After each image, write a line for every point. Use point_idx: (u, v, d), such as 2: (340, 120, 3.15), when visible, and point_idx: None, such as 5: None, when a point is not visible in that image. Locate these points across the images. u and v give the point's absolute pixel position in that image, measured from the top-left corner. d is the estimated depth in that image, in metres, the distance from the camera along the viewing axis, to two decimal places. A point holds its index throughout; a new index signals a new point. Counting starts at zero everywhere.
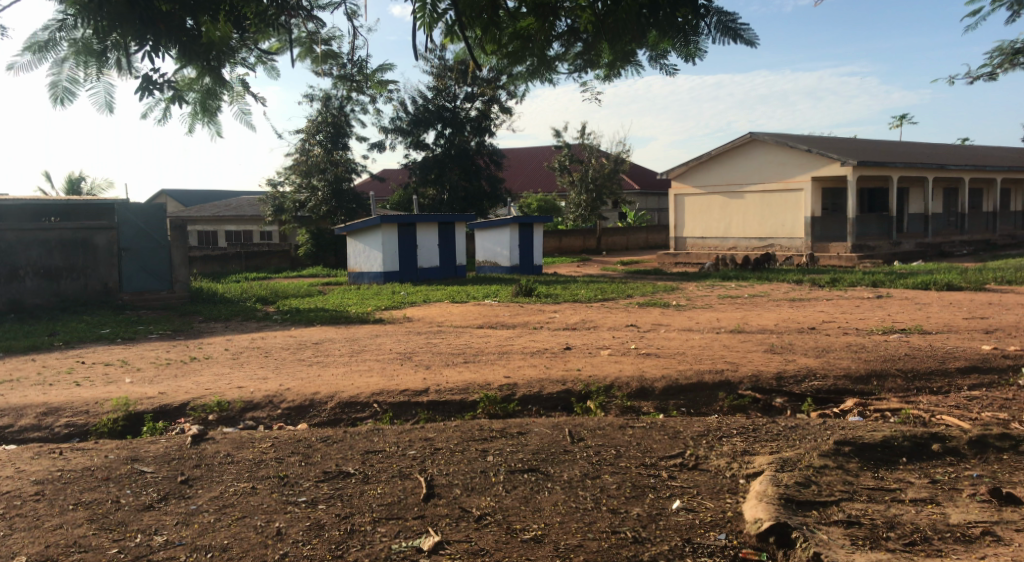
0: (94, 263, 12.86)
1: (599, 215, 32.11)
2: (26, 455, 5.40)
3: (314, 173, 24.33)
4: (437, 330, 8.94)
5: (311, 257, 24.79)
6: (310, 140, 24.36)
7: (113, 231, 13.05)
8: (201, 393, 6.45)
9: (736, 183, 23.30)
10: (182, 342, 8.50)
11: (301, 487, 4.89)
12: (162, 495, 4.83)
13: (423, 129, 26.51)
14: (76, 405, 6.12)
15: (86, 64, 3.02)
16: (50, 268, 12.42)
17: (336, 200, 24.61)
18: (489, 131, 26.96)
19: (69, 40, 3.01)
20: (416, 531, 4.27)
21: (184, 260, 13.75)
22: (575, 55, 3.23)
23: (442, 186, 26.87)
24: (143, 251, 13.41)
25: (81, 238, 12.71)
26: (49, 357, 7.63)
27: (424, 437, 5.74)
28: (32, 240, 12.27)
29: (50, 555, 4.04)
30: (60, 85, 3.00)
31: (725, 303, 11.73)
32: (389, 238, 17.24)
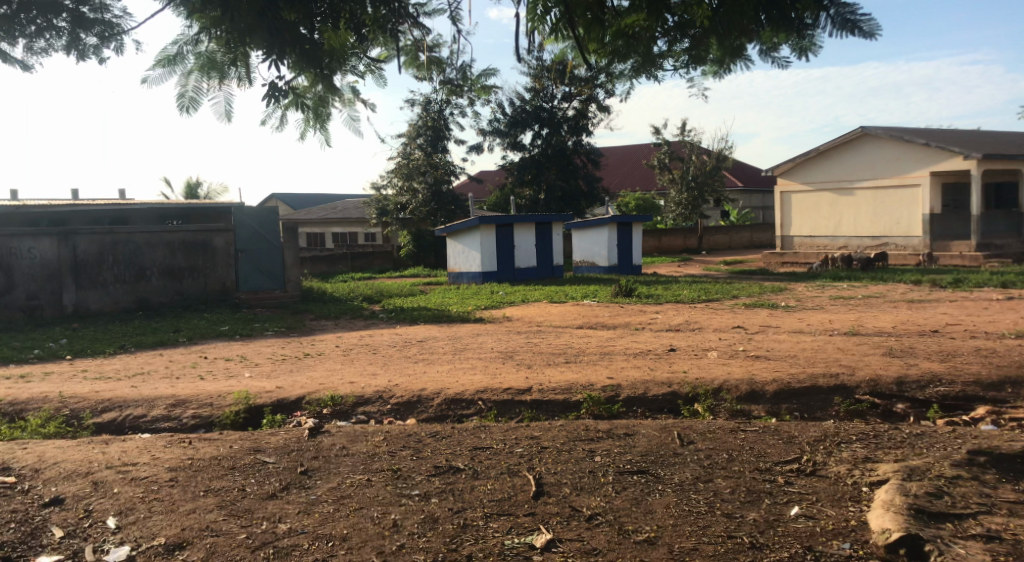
0: (213, 265, 13.44)
1: (701, 214, 31.54)
2: (161, 443, 5.82)
3: (415, 176, 25.04)
4: (539, 330, 8.97)
5: (412, 258, 25.24)
6: (411, 144, 25.21)
7: (230, 233, 13.60)
8: (316, 388, 6.67)
9: (845, 180, 22.51)
10: (295, 339, 8.82)
11: (414, 480, 5.23)
12: (284, 484, 5.26)
13: (520, 130, 26.66)
14: (201, 397, 6.42)
15: (208, 76, 3.40)
16: (174, 268, 13.08)
17: (435, 202, 25.10)
18: (587, 131, 26.93)
19: (196, 53, 3.41)
20: (528, 528, 4.47)
21: (296, 260, 14.01)
22: (682, 51, 3.26)
23: (539, 186, 27.06)
24: (258, 251, 13.88)
25: (201, 240, 13.30)
26: (176, 352, 8.05)
27: (531, 435, 5.89)
28: (157, 242, 12.95)
29: (187, 537, 4.53)
30: (186, 94, 3.39)
31: (838, 304, 11.30)
32: (488, 240, 17.42)
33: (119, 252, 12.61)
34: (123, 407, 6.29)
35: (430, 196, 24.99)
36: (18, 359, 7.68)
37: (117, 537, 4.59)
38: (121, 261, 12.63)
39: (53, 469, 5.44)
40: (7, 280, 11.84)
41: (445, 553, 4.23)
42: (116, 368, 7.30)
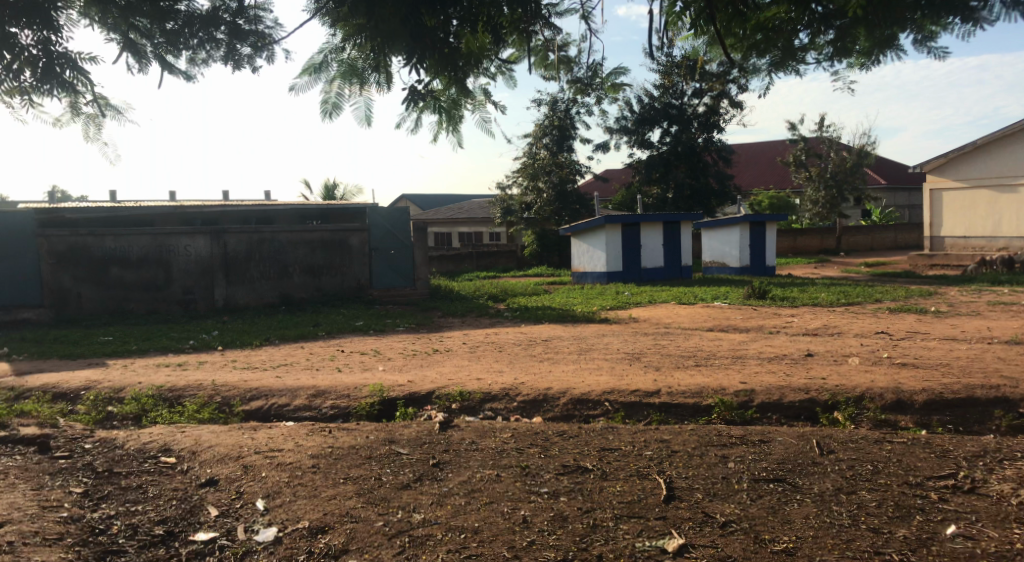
0: (349, 263, 14.05)
1: (840, 213, 30.23)
2: (304, 431, 6.14)
3: (540, 175, 25.26)
4: (667, 331, 8.84)
5: (536, 257, 25.84)
6: (537, 144, 25.32)
7: (365, 232, 14.11)
8: (445, 383, 6.85)
9: (1006, 176, 20.81)
10: (424, 335, 9.11)
11: (543, 478, 5.27)
12: (417, 476, 5.43)
13: (648, 128, 26.32)
14: (339, 389, 6.72)
15: (349, 81, 4.15)
16: (314, 266, 13.78)
17: (560, 202, 25.17)
18: (718, 127, 26.24)
19: (337, 62, 4.14)
20: (659, 531, 4.44)
21: (425, 260, 14.40)
22: (826, 41, 3.84)
23: (667, 184, 26.71)
24: (389, 252, 14.25)
25: (338, 239, 13.93)
26: (315, 345, 8.49)
27: (661, 438, 5.78)
28: (298, 241, 13.65)
29: (329, 522, 4.80)
30: (330, 100, 4.17)
31: (997, 310, 10.43)
32: (613, 239, 17.43)
33: (264, 251, 13.39)
34: (269, 395, 6.68)
35: (555, 197, 25.07)
36: (178, 348, 8.36)
37: (265, 518, 4.94)
38: (266, 258, 13.40)
39: (210, 451, 5.86)
40: (167, 274, 12.86)
41: (576, 553, 4.28)
42: (262, 359, 7.78)
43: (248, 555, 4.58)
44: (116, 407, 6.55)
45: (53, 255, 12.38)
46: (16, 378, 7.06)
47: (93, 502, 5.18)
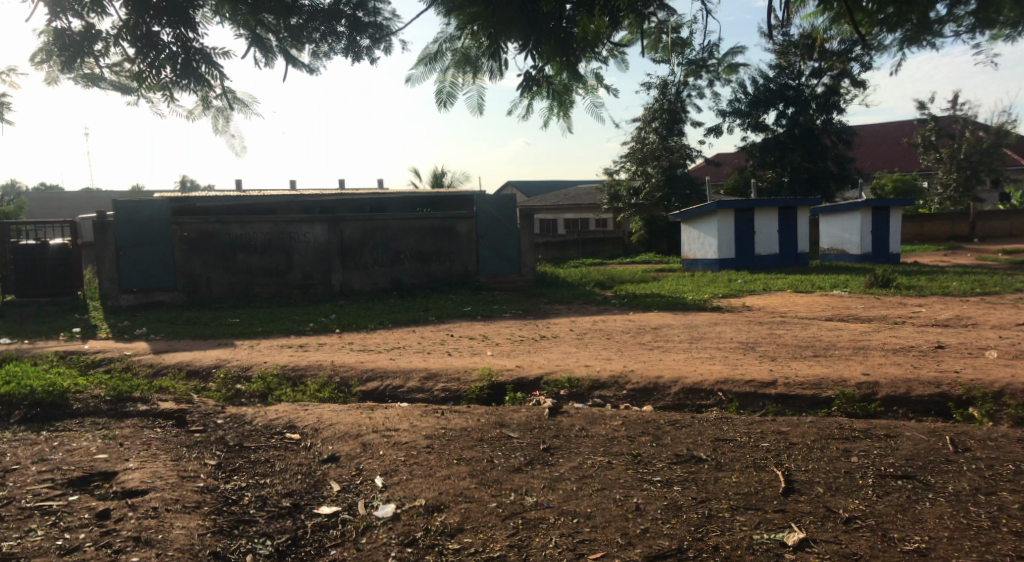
0: (457, 250, 14.35)
1: (974, 197, 28.33)
2: (417, 412, 6.32)
3: (649, 160, 25.23)
4: (783, 321, 8.55)
5: (643, 244, 25.92)
6: (646, 128, 25.27)
7: (473, 220, 14.38)
8: (553, 369, 6.90)
9: None
10: (531, 321, 9.19)
11: (656, 467, 5.22)
12: (529, 459, 5.49)
13: (762, 110, 25.23)
14: (450, 372, 6.88)
15: (463, 71, 4.19)
16: (423, 252, 14.13)
17: (669, 187, 25.08)
18: (838, 108, 25.14)
19: (451, 51, 4.15)
20: (778, 524, 4.33)
21: (531, 246, 14.55)
22: (967, 13, 3.58)
23: (783, 168, 25.90)
24: (496, 238, 14.52)
25: (447, 226, 14.26)
26: (426, 329, 8.73)
27: (777, 430, 5.62)
28: (409, 228, 14.02)
29: (444, 501, 4.93)
30: (444, 90, 4.18)
31: None
32: (725, 225, 17.44)
33: (378, 238, 13.81)
34: (383, 377, 6.92)
35: (664, 181, 25.01)
36: (298, 330, 8.77)
37: (384, 495, 5.12)
38: (379, 245, 13.83)
39: (331, 429, 6.11)
40: (289, 260, 13.38)
41: (691, 542, 4.23)
42: (377, 342, 8.07)
43: (369, 529, 4.75)
44: (244, 385, 6.94)
45: (185, 242, 12.90)
46: (155, 356, 7.60)
47: (225, 474, 5.51)
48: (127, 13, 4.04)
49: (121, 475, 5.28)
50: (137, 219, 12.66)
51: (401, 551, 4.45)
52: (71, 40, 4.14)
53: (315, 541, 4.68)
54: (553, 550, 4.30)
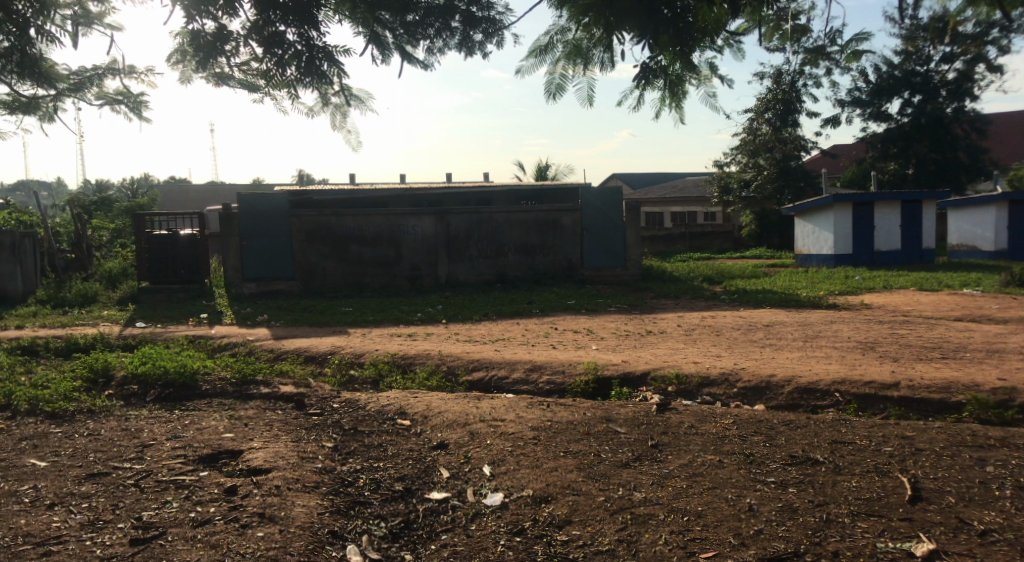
0: (562, 242, 14.46)
1: None
2: (523, 404, 6.36)
3: (762, 152, 24.73)
4: (906, 320, 8.16)
5: (753, 238, 25.53)
6: (759, 119, 24.48)
7: (577, 212, 14.42)
8: (660, 364, 6.82)
9: None
10: (637, 316, 9.11)
11: (770, 467, 5.08)
12: (637, 455, 5.44)
13: (886, 98, 24.24)
14: (555, 364, 6.90)
15: (573, 62, 4.22)
16: (529, 245, 14.31)
17: (783, 179, 24.34)
18: (970, 95, 23.58)
19: (563, 42, 4.20)
20: (904, 533, 4.14)
21: (637, 239, 14.52)
22: None
23: (907, 160, 24.93)
24: (601, 230, 14.48)
25: (552, 219, 14.38)
26: (530, 322, 8.80)
27: (901, 434, 5.35)
28: (515, 221, 14.23)
29: (552, 493, 4.95)
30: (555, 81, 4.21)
31: None
32: (842, 218, 17.13)
33: (484, 231, 14.11)
34: (489, 367, 7.03)
35: (777, 173, 24.26)
36: (407, 320, 9.03)
37: (492, 483, 5.18)
38: (485, 238, 14.13)
39: (439, 417, 6.23)
40: (398, 252, 13.74)
41: (809, 546, 4.11)
42: (482, 333, 8.20)
43: (478, 516, 4.83)
44: (356, 370, 7.20)
45: (303, 234, 13.37)
46: (275, 342, 7.98)
47: (342, 456, 5.71)
48: (257, 12, 4.09)
49: (247, 454, 5.54)
50: (258, 209, 13.11)
51: (511, 539, 4.53)
52: (205, 41, 4.20)
53: (427, 525, 4.82)
54: (664, 547, 4.25)
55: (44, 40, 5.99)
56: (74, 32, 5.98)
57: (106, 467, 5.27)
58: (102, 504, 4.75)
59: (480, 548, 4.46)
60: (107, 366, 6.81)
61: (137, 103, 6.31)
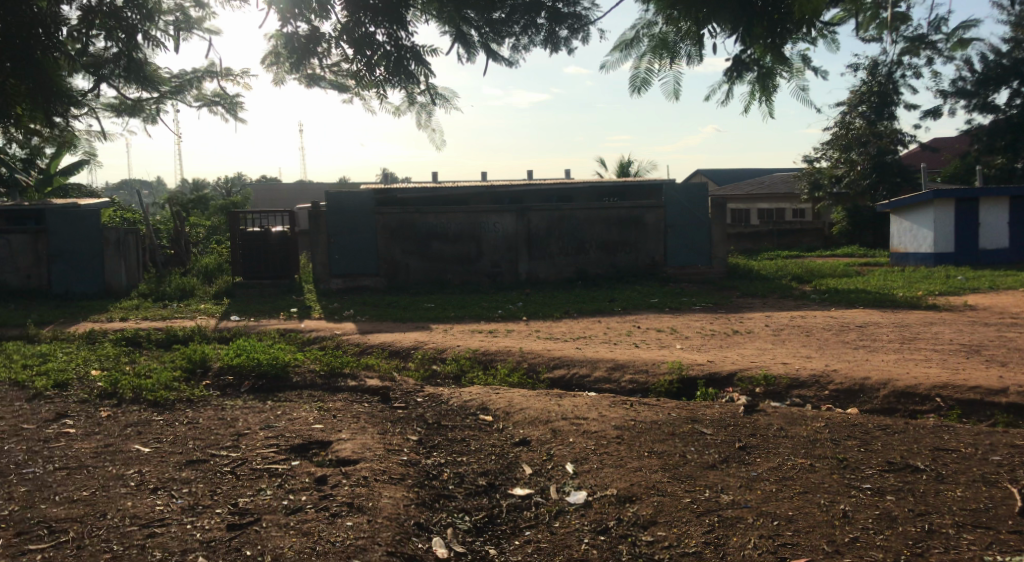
0: (644, 239, 14.32)
1: None
2: (605, 403, 6.31)
3: (854, 147, 23.90)
4: (1015, 323, 7.72)
5: (844, 235, 24.71)
6: (852, 112, 23.92)
7: (661, 209, 14.27)
8: (747, 365, 6.67)
9: None
10: (723, 315, 8.94)
11: (865, 474, 4.89)
12: (724, 457, 5.32)
13: (993, 89, 23.12)
14: (638, 363, 6.84)
15: (661, 56, 3.54)
16: (610, 242, 14.23)
17: (877, 174, 23.51)
18: None
19: (648, 36, 3.56)
20: (1014, 548, 3.92)
21: (723, 236, 14.31)
22: None
23: (1016, 154, 23.57)
24: (687, 228, 14.31)
25: (634, 216, 14.24)
26: (612, 320, 8.75)
27: (1010, 443, 5.07)
28: (596, 218, 14.17)
29: (636, 493, 4.89)
30: (640, 77, 3.55)
31: None
32: (943, 216, 16.50)
33: (565, 228, 14.08)
34: (570, 365, 7.03)
35: (872, 168, 23.46)
36: (488, 317, 9.12)
37: (575, 481, 5.17)
38: (566, 235, 14.10)
39: (521, 413, 6.25)
40: (478, 249, 13.88)
41: (910, 556, 3.94)
42: (563, 331, 8.20)
43: (561, 513, 4.83)
44: (439, 365, 7.31)
45: (386, 231, 13.63)
46: (360, 336, 8.17)
47: (426, 450, 5.79)
48: (348, 15, 4.07)
49: (335, 445, 5.67)
50: (345, 208, 13.44)
51: (595, 537, 4.50)
52: (300, 45, 4.22)
53: (510, 521, 4.84)
54: (753, 552, 4.14)
55: (150, 45, 6.22)
56: (176, 37, 6.17)
57: (204, 454, 5.50)
58: (201, 490, 4.93)
59: (564, 545, 4.46)
60: (205, 357, 7.12)
61: (233, 103, 6.53)
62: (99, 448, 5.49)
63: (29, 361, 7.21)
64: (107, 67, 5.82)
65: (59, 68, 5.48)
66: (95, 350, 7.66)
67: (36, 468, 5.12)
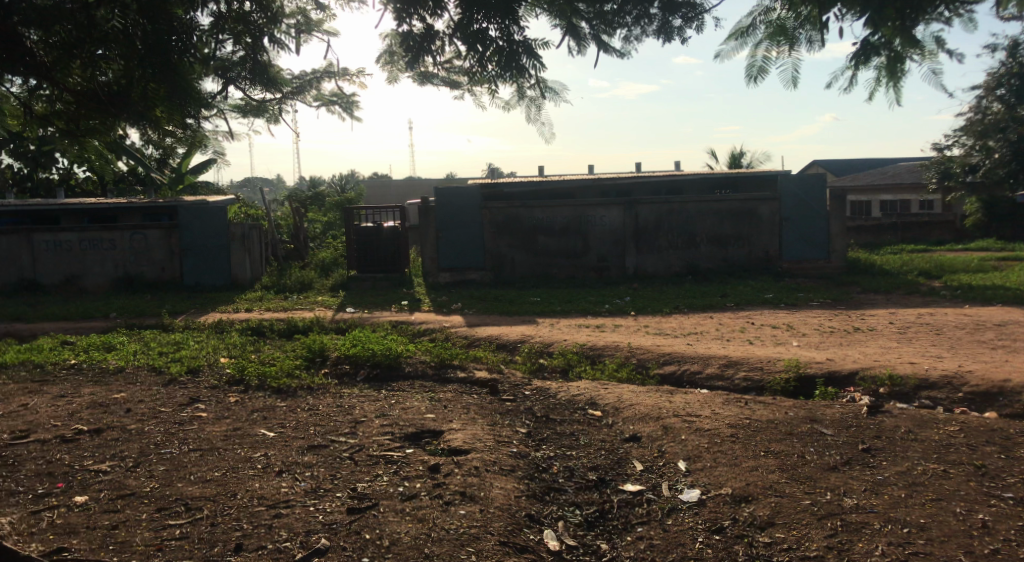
0: (757, 232, 14.01)
1: None
2: (718, 400, 6.16)
3: None
4: None
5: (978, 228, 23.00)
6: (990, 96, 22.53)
7: (776, 201, 13.97)
8: (871, 364, 6.39)
9: None
10: (843, 312, 8.60)
11: (1006, 482, 4.60)
12: (846, 459, 5.09)
13: None
14: (752, 360, 6.66)
15: (778, 43, 3.42)
16: (721, 236, 13.98)
17: None
18: None
19: (765, 23, 3.44)
20: None
21: (842, 229, 13.97)
22: None
23: None
24: (804, 221, 13.97)
25: (747, 209, 13.95)
26: (724, 315, 8.56)
27: None
28: (707, 211, 13.94)
29: (752, 493, 4.74)
30: (755, 65, 3.44)
31: None
32: None
33: (674, 221, 13.93)
34: (681, 361, 6.95)
35: None
36: (595, 311, 9.11)
37: (688, 479, 5.08)
38: (675, 228, 13.95)
39: (631, 409, 6.20)
40: (585, 243, 13.88)
41: None
42: (673, 327, 8.11)
43: (674, 511, 4.76)
44: (547, 359, 7.36)
45: (493, 225, 13.80)
46: (468, 329, 8.33)
47: (535, 442, 5.82)
48: (461, 11, 4.00)
49: (447, 435, 5.78)
50: (454, 204, 13.71)
51: (709, 537, 4.43)
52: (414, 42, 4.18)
53: (621, 517, 4.81)
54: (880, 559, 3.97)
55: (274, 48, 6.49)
56: (298, 40, 6.40)
57: (324, 439, 5.70)
58: (322, 474, 5.10)
59: (677, 543, 4.41)
60: (323, 347, 7.42)
61: (349, 103, 6.76)
62: (228, 432, 5.80)
63: (166, 348, 7.74)
64: (234, 70, 6.13)
65: (192, 72, 5.53)
66: (224, 339, 8.15)
67: (173, 448, 5.46)
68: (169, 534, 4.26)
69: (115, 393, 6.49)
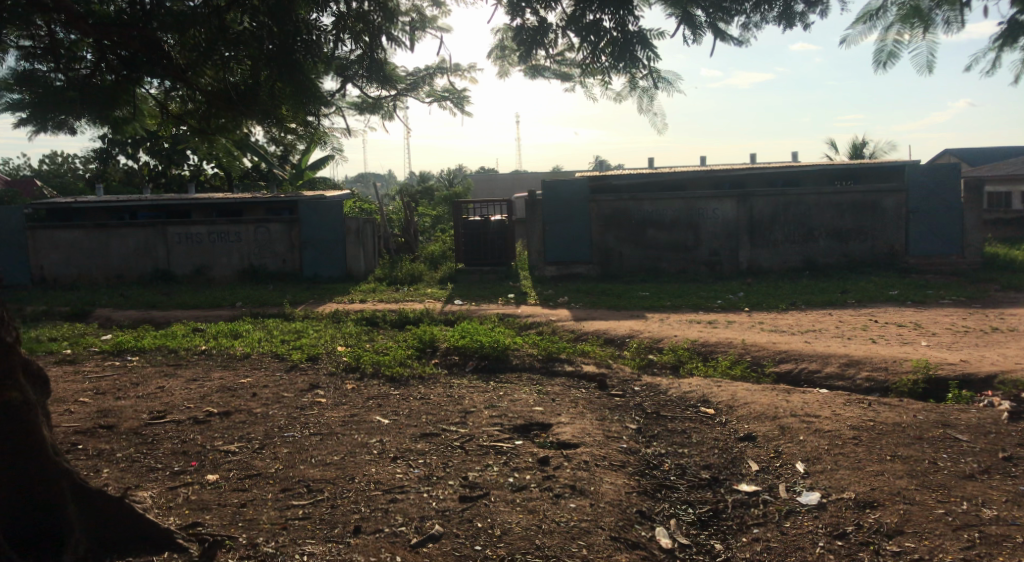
0: (881, 226, 13.46)
1: None
2: (839, 401, 5.90)
3: None
4: None
5: None
6: None
7: (902, 194, 13.37)
8: (1010, 367, 5.97)
9: None
10: (979, 311, 8.09)
11: None
12: (985, 468, 4.76)
13: None
14: (875, 360, 6.37)
15: (911, 26, 3.16)
16: (842, 230, 13.49)
17: None
18: None
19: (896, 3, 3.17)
20: None
21: (977, 224, 13.33)
22: None
23: None
24: (933, 214, 13.36)
25: (871, 202, 13.40)
26: (844, 313, 8.22)
27: None
28: (827, 203, 13.47)
29: (879, 499, 4.50)
30: (884, 51, 3.18)
31: None
32: None
33: (791, 213, 13.51)
34: (798, 360, 6.72)
35: None
36: (707, 307, 8.95)
37: (807, 481, 4.90)
38: (792, 221, 13.52)
39: (746, 408, 6.03)
40: (696, 236, 13.61)
41: None
42: (790, 324, 7.86)
43: (793, 514, 4.60)
44: (656, 355, 7.28)
45: (601, 218, 13.71)
46: (576, 323, 8.34)
47: (646, 439, 5.75)
48: (574, 4, 3.94)
49: (556, 428, 5.79)
50: (560, 196, 13.60)
51: (831, 542, 4.26)
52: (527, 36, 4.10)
53: (736, 518, 4.68)
54: None
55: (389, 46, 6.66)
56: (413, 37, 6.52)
57: (436, 428, 5.82)
58: (434, 461, 5.20)
59: (797, 547, 4.27)
60: (433, 338, 7.61)
61: (461, 98, 6.86)
62: (346, 418, 6.01)
63: (288, 336, 8.12)
64: (352, 68, 6.27)
65: (314, 71, 5.67)
66: (341, 328, 8.47)
67: (295, 432, 5.71)
68: (293, 513, 4.39)
69: (241, 378, 6.86)
